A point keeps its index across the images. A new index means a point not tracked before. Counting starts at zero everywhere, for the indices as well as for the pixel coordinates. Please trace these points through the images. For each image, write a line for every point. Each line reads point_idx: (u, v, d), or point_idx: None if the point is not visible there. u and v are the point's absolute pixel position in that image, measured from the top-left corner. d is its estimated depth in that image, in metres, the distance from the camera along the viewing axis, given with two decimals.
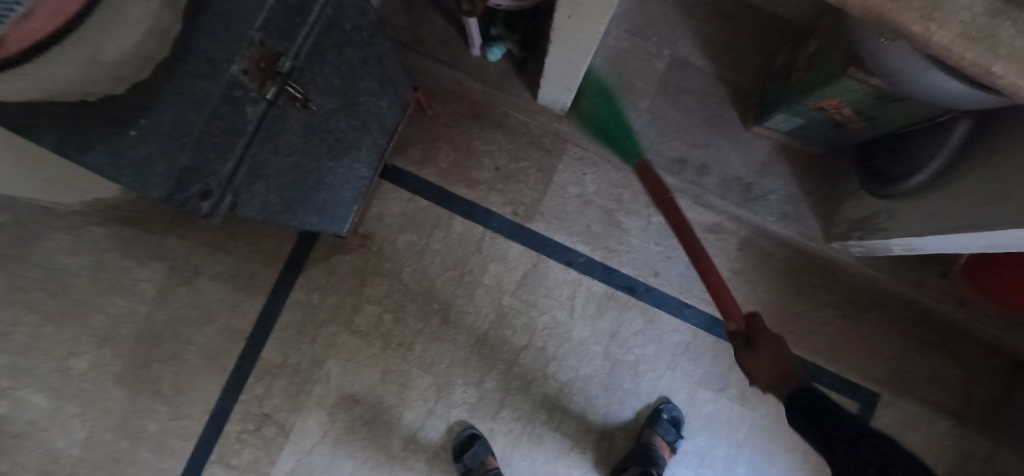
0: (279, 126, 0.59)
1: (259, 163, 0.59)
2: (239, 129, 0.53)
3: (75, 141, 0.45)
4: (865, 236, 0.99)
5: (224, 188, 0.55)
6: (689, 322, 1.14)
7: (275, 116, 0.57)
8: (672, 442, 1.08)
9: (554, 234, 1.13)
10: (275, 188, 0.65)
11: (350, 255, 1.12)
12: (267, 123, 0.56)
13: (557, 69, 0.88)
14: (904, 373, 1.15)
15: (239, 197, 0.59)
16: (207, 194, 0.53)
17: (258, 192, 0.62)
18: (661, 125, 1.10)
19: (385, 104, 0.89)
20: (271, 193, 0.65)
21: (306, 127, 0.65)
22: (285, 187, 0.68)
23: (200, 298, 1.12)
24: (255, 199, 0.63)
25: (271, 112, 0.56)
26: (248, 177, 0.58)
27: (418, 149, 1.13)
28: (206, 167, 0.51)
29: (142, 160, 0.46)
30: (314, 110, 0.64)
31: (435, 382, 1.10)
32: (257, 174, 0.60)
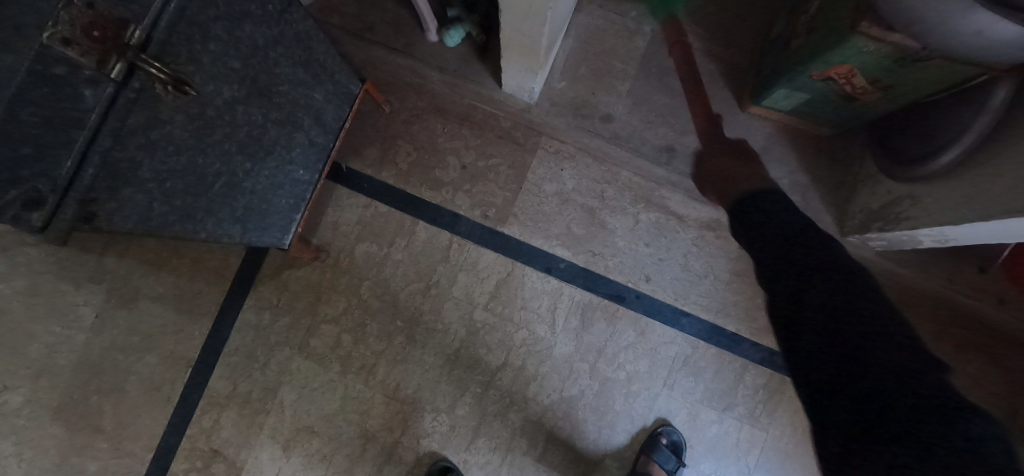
0: (146, 115, 0.48)
1: (126, 164, 0.49)
2: (77, 118, 0.43)
3: None
4: (887, 227, 0.86)
5: (67, 194, 0.45)
6: (686, 333, 1.01)
7: (136, 103, 0.47)
8: (672, 472, 0.94)
9: (529, 238, 1.00)
10: (155, 193, 0.54)
11: (304, 270, 1.01)
12: (124, 114, 0.46)
13: (516, 47, 0.76)
14: None
15: (100, 207, 0.49)
16: (37, 203, 0.43)
17: (136, 199, 0.53)
18: (645, 110, 0.97)
19: (322, 95, 0.78)
20: (156, 201, 0.55)
21: (192, 118, 0.54)
22: (178, 192, 0.58)
23: (143, 322, 1.02)
24: (127, 206, 0.52)
25: (125, 97, 0.45)
26: (108, 181, 0.48)
27: (375, 148, 1.02)
28: (29, 167, 0.41)
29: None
30: (201, 95, 0.54)
31: (401, 409, 0.98)
32: (124, 178, 0.50)
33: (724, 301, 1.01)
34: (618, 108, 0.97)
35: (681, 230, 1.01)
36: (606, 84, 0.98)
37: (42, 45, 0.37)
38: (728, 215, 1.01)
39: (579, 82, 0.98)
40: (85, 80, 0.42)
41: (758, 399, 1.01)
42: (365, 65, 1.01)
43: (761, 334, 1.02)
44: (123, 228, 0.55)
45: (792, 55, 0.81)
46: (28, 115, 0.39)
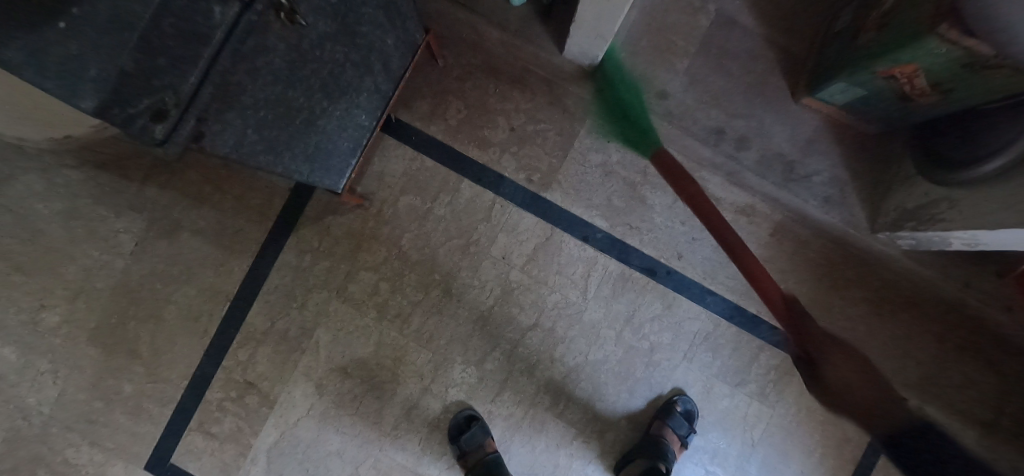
0: (256, 42, 0.49)
1: (233, 86, 0.50)
2: (204, 34, 0.44)
3: None
4: (919, 227, 0.90)
5: (185, 110, 0.46)
6: (711, 310, 1.05)
7: (253, 27, 0.48)
8: (684, 437, 1.00)
9: (570, 206, 1.03)
10: (253, 121, 0.56)
11: (346, 217, 1.02)
12: (242, 36, 0.47)
13: (591, 12, 0.76)
14: (937, 380, 1.08)
15: (206, 127, 0.50)
16: (161, 115, 0.44)
17: (233, 124, 0.54)
18: (699, 90, 0.99)
19: (392, 42, 0.78)
20: (250, 128, 0.57)
21: (291, 49, 0.55)
22: (267, 122, 0.59)
23: (183, 254, 1.03)
24: (227, 132, 0.54)
25: (246, 18, 0.46)
26: (217, 103, 0.50)
27: (426, 102, 1.02)
28: (160, 78, 0.43)
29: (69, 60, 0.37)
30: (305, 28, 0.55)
31: (432, 358, 1.02)
32: (230, 101, 0.51)
33: (749, 284, 1.06)
34: (674, 85, 0.98)
35: None
36: (664, 62, 0.98)
37: None
38: (763, 202, 1.02)
39: (637, 56, 0.98)
40: None
41: (769, 379, 1.06)
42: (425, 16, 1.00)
43: (781, 318, 1.06)
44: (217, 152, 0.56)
45: (857, 50, 0.82)
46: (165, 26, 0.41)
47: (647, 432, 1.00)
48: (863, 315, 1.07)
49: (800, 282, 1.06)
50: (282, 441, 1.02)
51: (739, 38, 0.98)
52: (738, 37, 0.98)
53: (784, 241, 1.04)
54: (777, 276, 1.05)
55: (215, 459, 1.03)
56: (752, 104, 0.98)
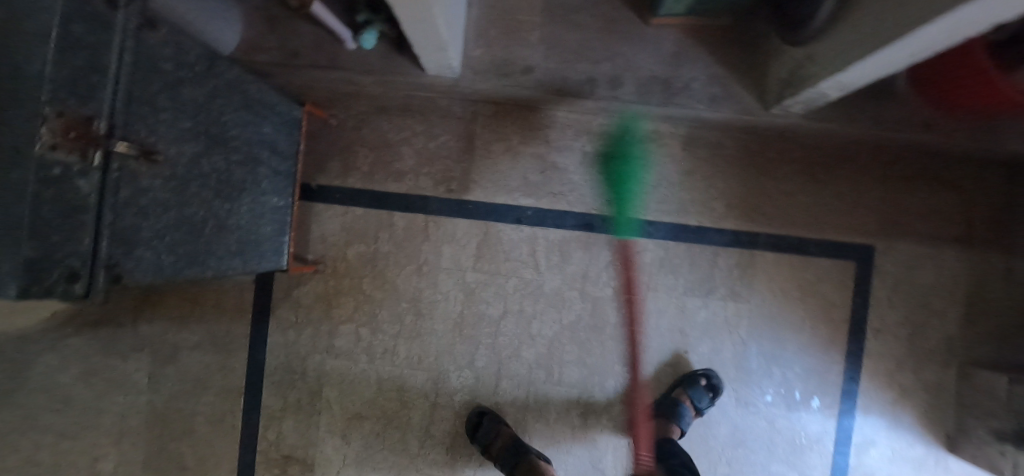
0: (130, 187, 0.59)
1: (126, 227, 0.60)
2: (81, 202, 0.53)
3: None
4: (796, 91, 0.94)
5: (93, 266, 0.56)
6: (656, 238, 1.11)
7: (120, 179, 0.57)
8: (702, 408, 1.06)
9: (494, 198, 1.10)
10: (163, 248, 0.67)
11: (309, 284, 1.12)
12: (114, 189, 0.57)
13: (419, 32, 0.83)
14: (892, 217, 1.15)
15: (122, 269, 0.61)
16: (75, 277, 0.54)
17: (148, 256, 0.64)
18: (558, 52, 1.02)
19: (269, 128, 0.87)
20: (163, 254, 0.67)
21: (167, 178, 0.65)
22: (177, 243, 0.69)
23: (190, 370, 1.15)
24: (144, 265, 0.64)
25: (111, 177, 0.56)
26: (119, 247, 0.60)
27: (337, 160, 1.11)
28: (61, 249, 0.52)
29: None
30: (167, 158, 0.64)
31: (429, 376, 1.11)
32: (132, 241, 0.62)
33: (681, 200, 1.12)
34: (535, 57, 1.02)
35: (626, 149, 1.11)
36: (518, 39, 1.02)
37: (38, 156, 0.48)
38: (664, 123, 1.11)
39: (491, 46, 1.02)
40: (78, 173, 0.52)
41: (734, 277, 1.12)
42: (304, 88, 1.09)
43: (724, 219, 1.12)
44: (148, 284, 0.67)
45: None
46: (48, 211, 0.50)
47: (666, 398, 1.08)
48: (800, 185, 1.13)
49: (727, 181, 1.12)
50: None
51: None
52: None
53: (700, 152, 1.12)
54: (710, 185, 1.12)
55: None
56: (610, 45, 1.02)
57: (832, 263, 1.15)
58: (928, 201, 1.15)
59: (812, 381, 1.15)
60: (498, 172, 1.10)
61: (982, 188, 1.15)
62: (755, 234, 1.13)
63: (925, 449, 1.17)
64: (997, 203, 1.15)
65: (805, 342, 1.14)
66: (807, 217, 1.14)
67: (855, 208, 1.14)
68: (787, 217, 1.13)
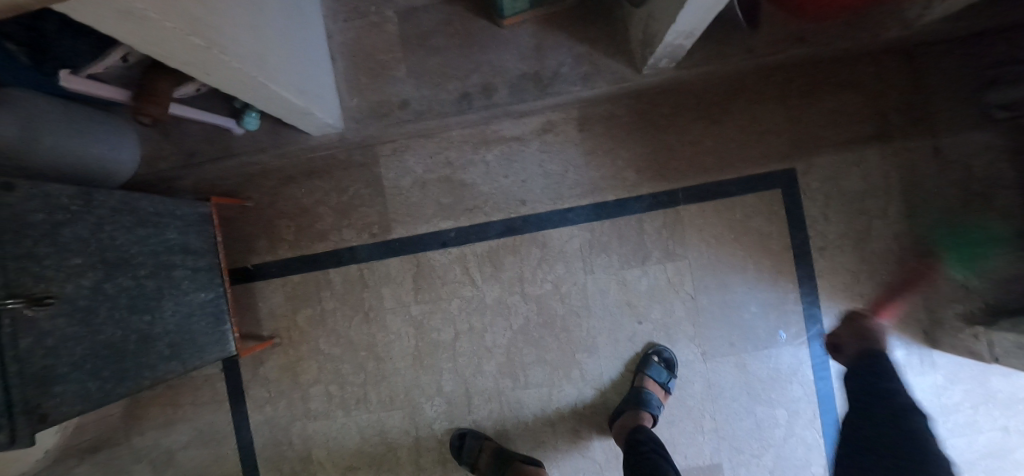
0: (31, 333, 0.62)
1: (38, 371, 0.63)
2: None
3: None
4: (652, 49, 0.95)
5: (11, 413, 0.60)
6: (579, 222, 1.14)
7: (19, 330, 0.60)
8: (666, 383, 1.08)
9: (416, 229, 1.14)
10: (87, 375, 0.71)
11: (272, 358, 1.17)
12: (14, 340, 0.59)
13: (276, 108, 0.87)
14: (803, 134, 1.14)
15: (47, 407, 0.65)
16: None
17: (71, 387, 0.68)
18: (428, 79, 1.06)
19: (174, 232, 0.92)
20: (88, 381, 0.71)
21: (72, 310, 0.68)
22: (101, 366, 0.73)
23: (188, 468, 1.20)
24: (70, 396, 0.68)
25: (7, 332, 0.58)
26: (38, 390, 0.63)
27: (263, 237, 1.16)
28: None
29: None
30: (66, 296, 0.67)
31: (405, 412, 1.14)
32: (51, 380, 0.65)
33: (592, 180, 1.14)
34: (408, 90, 1.06)
35: (525, 147, 1.13)
36: (387, 78, 1.06)
37: None
38: (554, 113, 1.13)
39: (364, 92, 1.06)
40: None
41: (665, 238, 1.14)
42: (213, 181, 1.14)
43: (638, 186, 1.14)
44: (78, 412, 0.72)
45: None
46: None
47: (631, 387, 1.09)
48: (701, 132, 1.14)
49: (630, 149, 1.14)
50: None
51: (427, 16, 1.06)
52: (426, 17, 1.06)
53: (597, 128, 1.13)
54: (616, 157, 1.14)
55: None
56: (473, 57, 1.05)
57: (757, 197, 1.15)
58: (835, 109, 1.14)
59: (773, 316, 1.15)
60: (412, 205, 1.14)
61: (885, 80, 1.13)
62: (673, 191, 1.14)
63: (905, 352, 1.15)
64: (904, 89, 1.13)
65: (754, 280, 1.15)
66: (719, 160, 1.14)
67: (762, 137, 1.14)
68: (699, 165, 1.14)
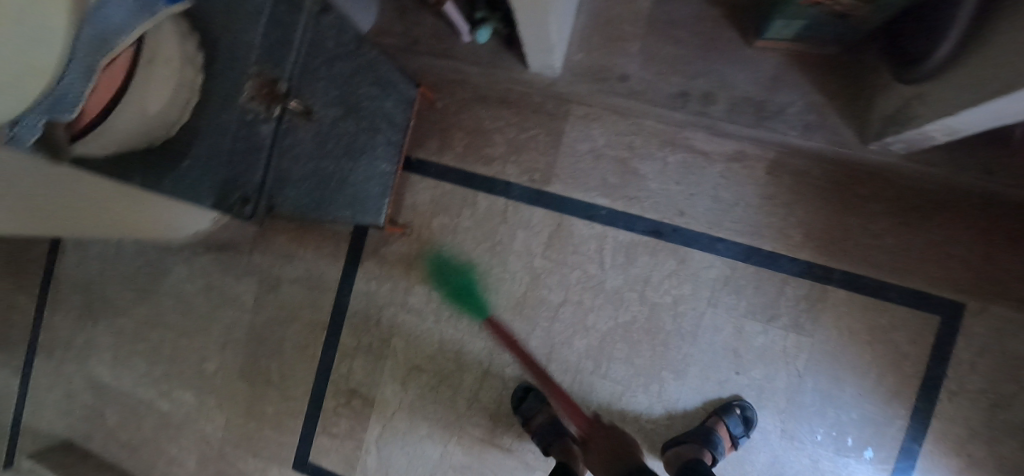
0: (291, 138, 0.73)
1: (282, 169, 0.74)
2: (258, 144, 0.67)
3: (150, 177, 0.63)
4: (900, 130, 0.91)
5: (258, 193, 0.72)
6: (725, 256, 1.13)
7: (286, 129, 0.71)
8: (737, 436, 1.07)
9: (572, 193, 1.17)
10: (303, 189, 0.82)
11: (395, 244, 1.26)
12: (281, 134, 0.70)
13: (531, 35, 0.91)
14: (992, 277, 1.07)
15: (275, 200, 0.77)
16: (246, 199, 0.70)
17: (292, 194, 0.80)
18: (656, 64, 1.07)
19: (390, 103, 1.00)
20: (302, 195, 0.82)
21: (317, 134, 0.79)
22: (313, 187, 0.83)
23: (286, 301, 1.33)
24: (289, 200, 0.80)
25: (280, 127, 0.69)
26: (276, 183, 0.75)
27: (436, 139, 1.23)
28: (241, 179, 0.67)
29: (197, 182, 0.64)
30: (320, 119, 0.78)
31: (486, 345, 1.21)
32: (285, 180, 0.76)
33: (756, 223, 1.12)
34: (631, 67, 1.07)
35: (708, 165, 1.13)
36: (618, 48, 1.08)
37: (240, 105, 0.61)
38: (752, 146, 1.12)
39: (592, 51, 1.08)
40: (261, 121, 0.66)
41: (800, 308, 1.11)
42: (419, 71, 1.22)
43: (799, 249, 1.11)
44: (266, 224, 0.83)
45: None
46: (241, 149, 0.65)
47: (701, 424, 1.09)
48: (886, 227, 1.09)
49: (808, 211, 1.11)
50: (386, 432, 1.26)
51: (683, 6, 1.06)
52: (682, 6, 1.06)
53: (786, 178, 1.11)
54: (790, 213, 1.11)
55: (340, 454, 1.29)
56: (707, 62, 1.05)
57: (911, 313, 1.09)
58: None
59: (868, 431, 1.10)
60: (579, 170, 1.17)
61: None
62: (831, 269, 1.11)
63: None
64: None
65: (867, 388, 1.10)
66: (890, 261, 1.10)
67: (946, 260, 1.08)
68: (867, 257, 1.10)
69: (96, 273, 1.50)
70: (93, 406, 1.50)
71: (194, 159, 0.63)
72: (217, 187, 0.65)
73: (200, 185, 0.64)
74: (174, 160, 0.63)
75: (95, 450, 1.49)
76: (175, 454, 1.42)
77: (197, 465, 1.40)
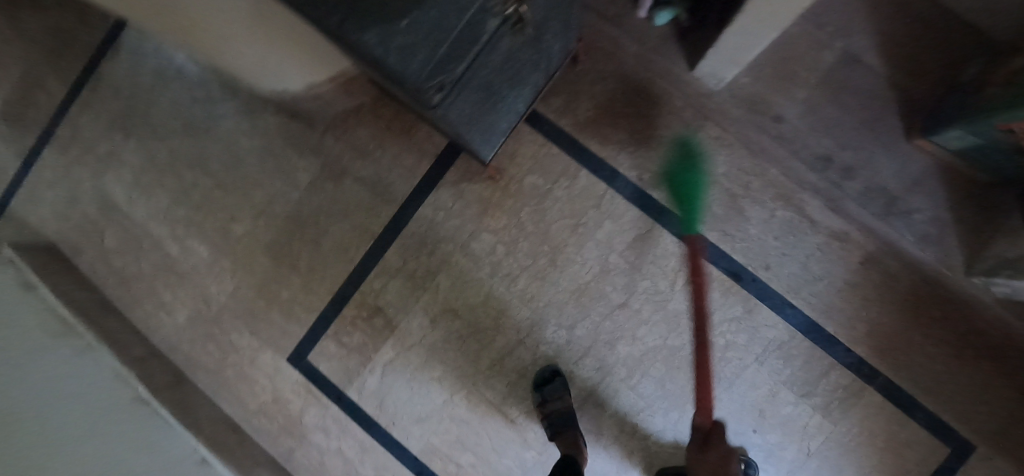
0: (496, 43, 0.65)
1: (472, 73, 0.66)
2: (476, 37, 0.59)
3: (355, 18, 0.48)
4: (1013, 277, 0.94)
5: (449, 87, 0.63)
6: (789, 322, 1.14)
7: (500, 32, 0.63)
8: None
9: (673, 206, 1.15)
10: (469, 102, 0.75)
11: (479, 185, 1.20)
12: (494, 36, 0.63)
13: (731, 42, 0.90)
14: (1012, 435, 1.11)
15: (446, 102, 0.67)
16: (436, 89, 0.60)
17: (459, 101, 0.71)
18: (817, 119, 1.08)
19: (559, 48, 0.93)
20: (465, 107, 0.75)
21: (511, 52, 0.72)
22: (474, 104, 0.76)
23: (342, 195, 1.26)
24: (456, 107, 0.72)
25: (499, 31, 0.62)
26: (458, 83, 0.65)
27: (562, 98, 1.17)
28: (447, 67, 0.59)
29: (408, 47, 0.52)
30: (523, 37, 0.71)
31: (531, 316, 1.19)
32: (464, 85, 0.67)
33: (830, 304, 1.13)
34: (791, 112, 1.09)
35: (811, 233, 1.11)
36: (787, 88, 1.08)
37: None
38: (858, 231, 1.10)
39: (760, 81, 1.09)
40: (492, 14, 0.57)
41: (835, 396, 1.14)
42: None
43: (857, 342, 1.13)
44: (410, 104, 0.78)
45: (979, 106, 0.89)
46: (461, 31, 0.55)
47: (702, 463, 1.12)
48: (942, 355, 1.11)
49: (881, 313, 1.12)
50: (397, 360, 1.23)
51: (863, 75, 1.05)
52: (861, 75, 1.05)
53: (876, 275, 1.11)
54: (864, 308, 1.12)
55: (342, 364, 1.26)
56: (864, 138, 1.06)
57: (931, 440, 1.13)
58: None
59: None
60: (688, 187, 1.14)
61: None
62: (877, 371, 1.13)
63: None
64: None
65: None
66: (932, 386, 1.12)
67: (981, 407, 1.11)
68: (913, 374, 1.13)
69: (145, 87, 1.37)
70: (93, 222, 1.38)
71: (417, 22, 0.50)
72: (425, 65, 0.55)
73: (408, 53, 0.53)
74: (395, 14, 0.48)
75: (80, 267, 1.38)
76: (167, 302, 1.34)
77: (187, 321, 1.33)
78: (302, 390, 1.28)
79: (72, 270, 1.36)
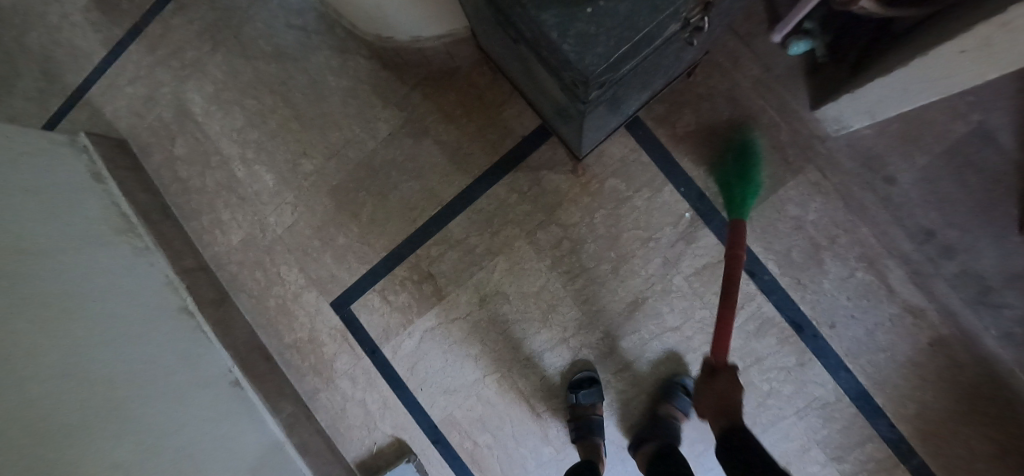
0: (663, 49, 0.64)
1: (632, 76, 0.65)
2: (653, 38, 0.58)
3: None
4: None
5: (611, 86, 0.61)
6: (839, 385, 1.11)
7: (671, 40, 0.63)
8: None
9: (752, 241, 1.12)
10: (608, 103, 0.73)
11: (559, 176, 1.18)
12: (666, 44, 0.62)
13: (876, 93, 0.92)
14: None
15: (598, 104, 0.66)
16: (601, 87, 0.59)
17: (603, 105, 0.70)
18: (929, 189, 1.06)
19: (689, 59, 0.90)
20: (604, 108, 0.74)
21: (663, 59, 0.71)
22: (611, 104, 0.75)
23: (419, 155, 1.24)
24: (597, 110, 0.71)
25: (675, 36, 0.62)
26: (619, 85, 0.64)
27: (665, 107, 1.14)
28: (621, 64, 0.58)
29: (589, 36, 0.55)
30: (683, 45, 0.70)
31: (581, 317, 1.18)
32: (620, 87, 0.66)
33: (885, 377, 1.09)
34: (905, 176, 1.06)
35: (886, 301, 1.08)
36: (908, 151, 1.06)
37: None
38: (936, 311, 1.06)
39: (880, 137, 1.07)
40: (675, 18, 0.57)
41: (865, 468, 1.10)
42: None
43: (903, 420, 1.09)
44: (543, 87, 0.78)
45: None
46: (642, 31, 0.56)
47: None
48: (988, 454, 1.06)
49: (935, 396, 1.08)
50: (438, 329, 1.23)
51: (991, 155, 1.03)
52: (989, 154, 1.03)
53: (941, 358, 1.07)
54: (918, 387, 1.08)
55: (383, 320, 1.26)
56: (974, 220, 1.04)
57: None
58: None
59: None
60: (772, 226, 1.10)
61: None
62: (914, 454, 1.09)
63: None
64: None
65: None
66: None
67: None
68: (949, 465, 1.08)
69: (244, 3, 1.35)
70: (167, 127, 1.38)
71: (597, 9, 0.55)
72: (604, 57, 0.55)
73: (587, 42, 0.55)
74: None
75: (145, 167, 1.38)
76: (224, 221, 1.35)
77: (239, 244, 1.34)
78: (337, 336, 1.29)
79: (137, 169, 1.36)
